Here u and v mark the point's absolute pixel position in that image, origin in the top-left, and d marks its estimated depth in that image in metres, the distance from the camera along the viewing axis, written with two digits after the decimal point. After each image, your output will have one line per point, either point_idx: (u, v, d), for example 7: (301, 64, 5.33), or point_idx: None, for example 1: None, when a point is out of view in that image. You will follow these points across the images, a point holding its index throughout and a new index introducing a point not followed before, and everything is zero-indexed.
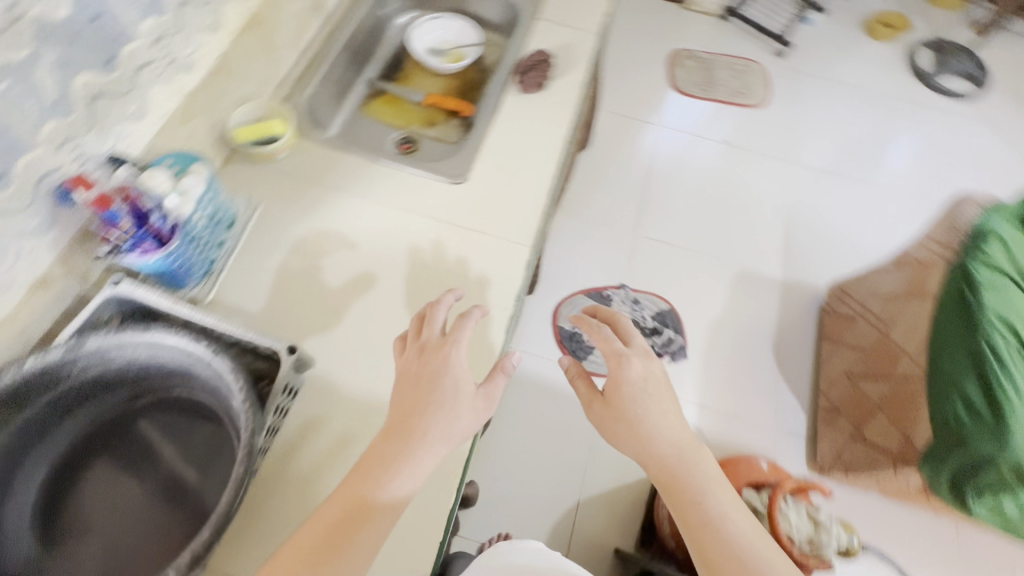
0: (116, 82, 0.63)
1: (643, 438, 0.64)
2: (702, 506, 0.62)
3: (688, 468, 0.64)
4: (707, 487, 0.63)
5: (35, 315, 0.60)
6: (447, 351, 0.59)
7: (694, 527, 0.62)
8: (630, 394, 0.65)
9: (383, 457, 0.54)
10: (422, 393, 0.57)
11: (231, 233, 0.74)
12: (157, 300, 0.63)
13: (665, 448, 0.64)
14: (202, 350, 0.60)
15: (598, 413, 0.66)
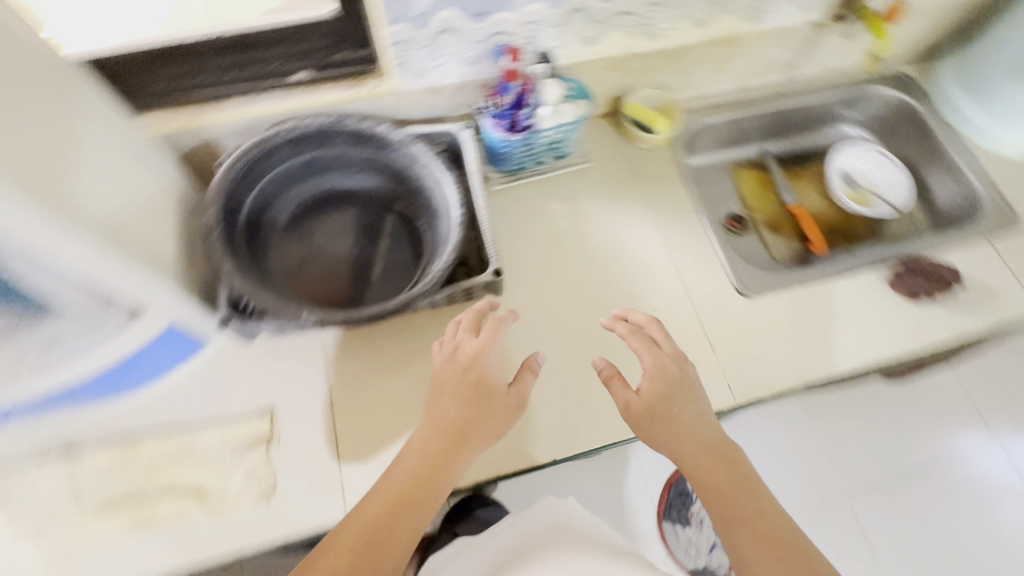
0: (598, 12, 0.69)
1: (690, 437, 0.55)
2: (755, 498, 0.51)
3: (730, 463, 0.54)
4: (758, 499, 0.51)
5: (410, 104, 0.75)
6: (482, 346, 0.60)
7: (743, 523, 0.49)
8: (667, 399, 0.57)
9: (432, 455, 0.54)
10: (463, 394, 0.57)
11: (551, 161, 0.81)
12: (471, 162, 0.73)
13: (703, 458, 0.54)
14: (455, 214, 0.68)
15: (636, 413, 0.58)
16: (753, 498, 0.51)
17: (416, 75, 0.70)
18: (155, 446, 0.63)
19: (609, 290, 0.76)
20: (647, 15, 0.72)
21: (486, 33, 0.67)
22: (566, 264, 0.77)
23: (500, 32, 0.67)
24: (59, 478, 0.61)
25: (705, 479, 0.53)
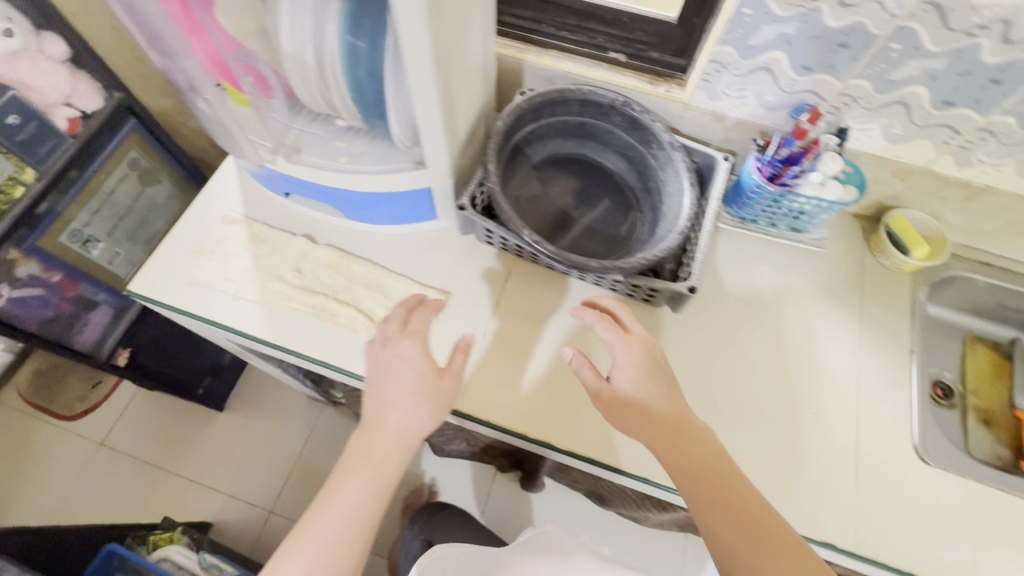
0: (921, 114, 0.66)
1: (654, 420, 0.57)
2: (716, 470, 0.54)
3: (699, 445, 0.56)
4: (731, 483, 0.53)
5: (687, 119, 0.80)
6: (412, 342, 0.63)
7: (716, 502, 0.51)
8: (634, 383, 0.59)
9: (365, 469, 0.56)
10: (394, 380, 0.60)
11: (783, 228, 0.80)
12: (715, 189, 0.74)
13: (666, 444, 0.56)
14: (682, 225, 0.70)
15: (605, 403, 0.60)
16: (726, 480, 0.53)
17: (711, 96, 0.75)
18: (362, 268, 0.78)
19: (774, 368, 0.73)
20: (972, 140, 0.67)
21: (799, 88, 0.69)
22: (744, 322, 0.76)
23: (812, 92, 0.69)
24: (295, 253, 0.79)
25: (677, 468, 0.55)
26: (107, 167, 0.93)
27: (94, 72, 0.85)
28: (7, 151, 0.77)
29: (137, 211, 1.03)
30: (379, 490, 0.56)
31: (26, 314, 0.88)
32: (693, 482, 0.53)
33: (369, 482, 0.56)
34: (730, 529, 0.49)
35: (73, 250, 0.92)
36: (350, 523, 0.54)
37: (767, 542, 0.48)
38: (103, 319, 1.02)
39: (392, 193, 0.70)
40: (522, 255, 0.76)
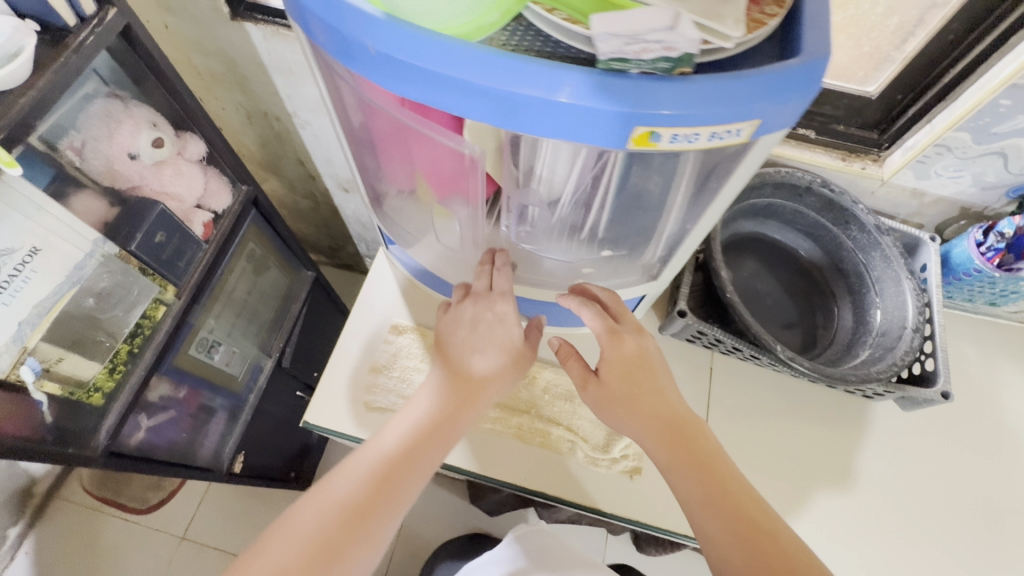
0: None
1: (651, 420, 0.54)
2: (719, 474, 0.52)
3: (701, 442, 0.54)
4: (719, 484, 0.52)
5: (879, 195, 0.76)
6: (501, 301, 0.60)
7: (721, 510, 0.50)
8: (623, 376, 0.55)
9: (441, 415, 0.55)
10: (481, 331, 0.59)
11: (979, 305, 0.77)
12: (933, 276, 0.70)
13: (658, 441, 0.54)
14: (914, 321, 0.66)
15: (591, 397, 0.57)
16: (712, 475, 0.52)
17: (919, 175, 0.71)
18: (554, 377, 0.71)
19: (1004, 459, 0.70)
20: None
21: None
22: (961, 410, 0.73)
23: None
24: None
25: (675, 470, 0.53)
26: (230, 265, 0.84)
27: (226, 169, 0.76)
28: (151, 271, 0.68)
29: (252, 303, 0.94)
30: (442, 437, 0.55)
31: (161, 440, 0.78)
32: (695, 481, 0.52)
33: (427, 418, 0.55)
34: (725, 535, 0.49)
35: (199, 361, 0.83)
36: (409, 462, 0.53)
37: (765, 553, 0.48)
38: (220, 426, 0.92)
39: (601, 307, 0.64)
40: (734, 354, 0.71)
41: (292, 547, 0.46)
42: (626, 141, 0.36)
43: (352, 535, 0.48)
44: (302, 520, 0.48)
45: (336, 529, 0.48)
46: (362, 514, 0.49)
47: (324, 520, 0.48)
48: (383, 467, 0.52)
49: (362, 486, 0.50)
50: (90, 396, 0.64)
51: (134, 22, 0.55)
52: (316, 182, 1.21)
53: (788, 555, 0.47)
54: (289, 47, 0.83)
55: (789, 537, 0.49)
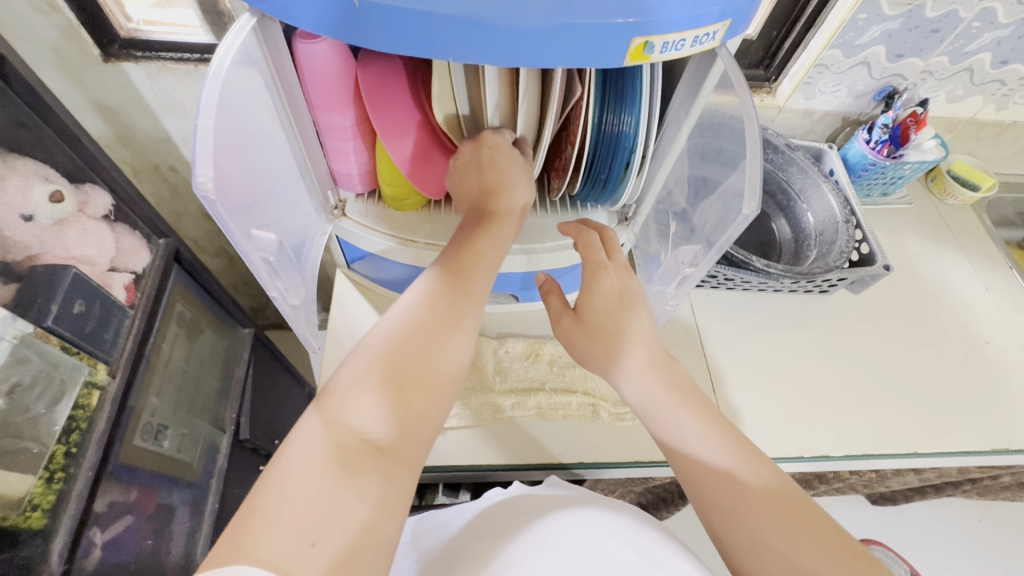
0: (979, 75, 0.80)
1: (633, 357, 0.50)
2: (694, 421, 0.46)
3: (680, 377, 0.50)
4: (707, 438, 0.44)
5: (779, 121, 0.86)
6: (493, 142, 0.51)
7: (698, 474, 0.43)
8: (603, 309, 0.53)
9: (471, 251, 0.47)
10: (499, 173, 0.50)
11: (873, 198, 0.91)
12: (842, 175, 0.80)
13: (654, 398, 0.48)
14: (843, 215, 0.75)
15: (564, 329, 0.55)
16: (693, 413, 0.46)
17: (807, 96, 0.82)
18: (556, 349, 0.70)
19: (940, 313, 0.81)
20: (1013, 87, 0.83)
21: (889, 73, 0.79)
22: (896, 283, 0.84)
23: (897, 75, 0.79)
24: (480, 358, 0.69)
25: (657, 420, 0.48)
26: (160, 333, 0.73)
27: (140, 223, 0.65)
28: (76, 348, 0.57)
29: (193, 373, 0.83)
30: (469, 267, 0.46)
31: (121, 556, 0.65)
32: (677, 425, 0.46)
33: (444, 277, 0.45)
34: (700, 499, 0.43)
35: (149, 451, 0.71)
36: (439, 299, 0.43)
37: (749, 512, 0.40)
38: (185, 523, 0.79)
39: (570, 267, 0.64)
40: (707, 282, 0.76)
41: (347, 433, 0.35)
42: (623, 56, 0.37)
43: (411, 410, 0.37)
44: (346, 405, 0.36)
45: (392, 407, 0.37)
46: (409, 384, 0.38)
47: (367, 393, 0.37)
48: (428, 319, 0.41)
49: (400, 363, 0.39)
50: (29, 519, 0.51)
51: (9, 54, 0.46)
52: (228, 236, 1.10)
53: (784, 502, 0.40)
54: (182, 83, 0.76)
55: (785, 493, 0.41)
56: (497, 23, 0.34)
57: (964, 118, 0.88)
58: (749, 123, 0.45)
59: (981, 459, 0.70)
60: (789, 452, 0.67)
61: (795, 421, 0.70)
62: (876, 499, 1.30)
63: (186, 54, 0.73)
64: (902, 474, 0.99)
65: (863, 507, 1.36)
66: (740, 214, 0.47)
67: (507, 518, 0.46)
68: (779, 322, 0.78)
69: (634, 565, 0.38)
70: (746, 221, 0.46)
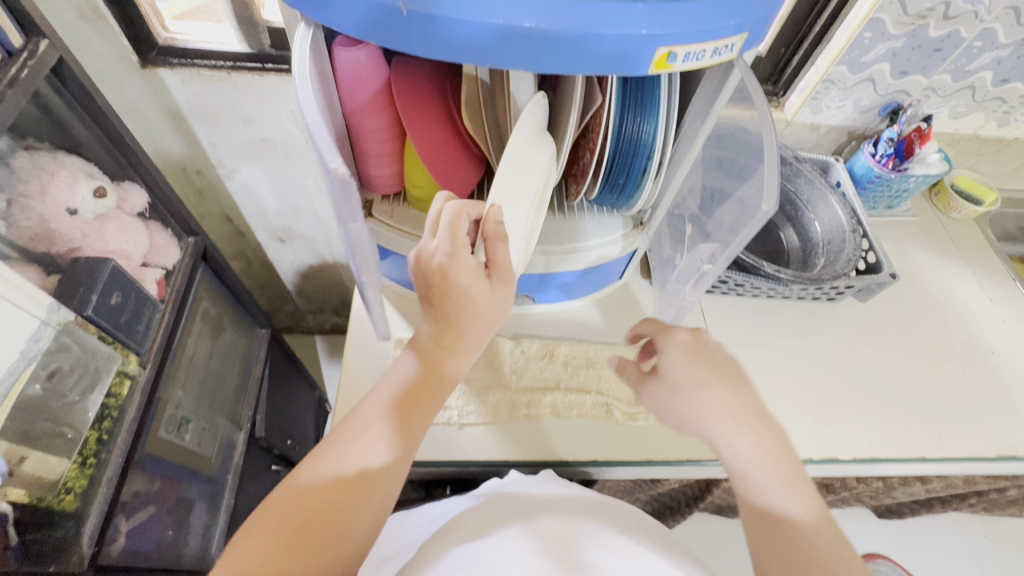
0: (982, 92, 0.83)
1: (731, 408, 0.47)
2: (797, 495, 0.43)
3: (787, 447, 0.46)
4: (788, 497, 0.43)
5: (787, 134, 0.89)
6: (459, 267, 0.45)
7: (784, 537, 0.41)
8: (685, 372, 0.49)
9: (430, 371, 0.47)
10: (458, 299, 0.46)
11: (878, 210, 0.94)
12: (849, 186, 0.83)
13: (730, 438, 0.46)
14: (850, 224, 0.77)
15: (653, 394, 0.53)
16: (793, 488, 0.43)
17: (814, 110, 0.84)
18: (571, 350, 0.72)
19: (945, 322, 0.83)
20: (1014, 105, 0.86)
21: (893, 90, 0.82)
22: (901, 293, 0.86)
23: (902, 91, 0.82)
24: (497, 357, 0.71)
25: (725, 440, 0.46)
26: (187, 328, 0.75)
27: (171, 220, 0.69)
28: (111, 338, 0.59)
29: (214, 369, 0.85)
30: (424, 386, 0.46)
31: (144, 544, 0.66)
32: (742, 440, 0.45)
33: (402, 389, 0.46)
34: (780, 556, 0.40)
35: (172, 443, 0.72)
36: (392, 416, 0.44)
37: (816, 564, 0.39)
38: (202, 518, 0.80)
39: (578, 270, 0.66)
40: (717, 287, 0.78)
41: (300, 497, 0.39)
42: (648, 65, 0.40)
43: (363, 474, 0.41)
44: (312, 462, 0.42)
45: (340, 487, 0.40)
46: (363, 462, 0.42)
47: (305, 504, 0.39)
48: (373, 435, 0.43)
49: (368, 429, 0.43)
50: (62, 501, 0.53)
51: (67, 56, 0.49)
52: (246, 239, 1.12)
53: None
54: (214, 90, 0.79)
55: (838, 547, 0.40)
56: (520, 25, 0.36)
57: (967, 134, 0.91)
58: (766, 132, 0.48)
59: (988, 465, 0.72)
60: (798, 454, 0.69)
61: (803, 424, 0.71)
62: (882, 512, 1.30)
63: (220, 62, 0.76)
64: (908, 485, 1.00)
65: (869, 521, 1.35)
66: (758, 211, 0.49)
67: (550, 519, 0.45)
68: (786, 328, 0.80)
69: None
70: (764, 218, 0.48)
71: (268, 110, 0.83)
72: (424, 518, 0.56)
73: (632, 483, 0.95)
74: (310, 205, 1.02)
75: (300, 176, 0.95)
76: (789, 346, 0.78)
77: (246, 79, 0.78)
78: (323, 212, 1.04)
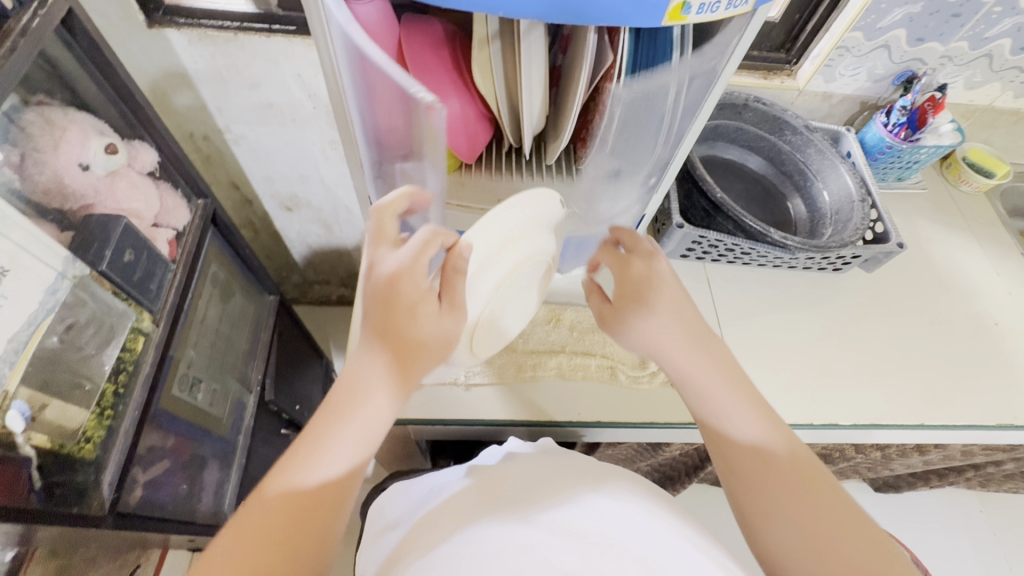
0: (1000, 61, 0.82)
1: (676, 330, 0.50)
2: (745, 412, 0.47)
3: (728, 360, 0.50)
4: (745, 416, 0.46)
5: (798, 104, 0.88)
6: (410, 282, 0.44)
7: (740, 463, 0.45)
8: (626, 303, 0.53)
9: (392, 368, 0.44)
10: (411, 318, 0.44)
11: (888, 181, 0.93)
12: (860, 156, 0.82)
13: (679, 360, 0.50)
14: (860, 193, 0.77)
15: (605, 317, 0.56)
16: (746, 404, 0.47)
17: (827, 79, 0.83)
18: (577, 315, 0.74)
19: (950, 294, 0.83)
20: None
21: (909, 57, 0.80)
22: (908, 264, 0.86)
23: (918, 59, 0.81)
24: None
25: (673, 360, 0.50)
26: (197, 291, 0.76)
27: (181, 181, 0.69)
28: (124, 294, 0.60)
29: (223, 333, 0.86)
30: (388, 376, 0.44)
31: (160, 496, 0.69)
32: (696, 366, 0.49)
33: (365, 380, 0.43)
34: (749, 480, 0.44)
35: (185, 402, 0.74)
36: (353, 413, 0.42)
37: (774, 477, 0.43)
38: (214, 475, 0.83)
39: (590, 233, 0.69)
40: (724, 255, 0.79)
41: (276, 494, 0.39)
42: (661, 15, 0.39)
43: (331, 476, 0.40)
44: (277, 469, 0.41)
45: (301, 509, 0.39)
46: (341, 445, 0.41)
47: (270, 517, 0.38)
48: (336, 437, 0.41)
49: (336, 417, 0.42)
50: (82, 449, 0.55)
51: (76, 7, 0.49)
52: (253, 207, 1.13)
53: (826, 494, 0.42)
54: (220, 51, 0.78)
55: (776, 441, 0.45)
56: None
57: (982, 104, 0.90)
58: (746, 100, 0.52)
59: (986, 433, 0.73)
60: (799, 419, 0.70)
61: (805, 390, 0.72)
62: (879, 485, 1.32)
63: (227, 22, 0.76)
64: (906, 455, 1.01)
65: (867, 493, 1.38)
66: None
67: (548, 477, 0.47)
68: (791, 297, 0.81)
69: (672, 543, 0.39)
70: None
71: (275, 73, 0.82)
72: (423, 487, 0.57)
73: (634, 449, 0.97)
74: (317, 172, 1.02)
75: (307, 142, 0.95)
76: (794, 315, 0.79)
77: (252, 40, 0.77)
78: (330, 180, 1.04)
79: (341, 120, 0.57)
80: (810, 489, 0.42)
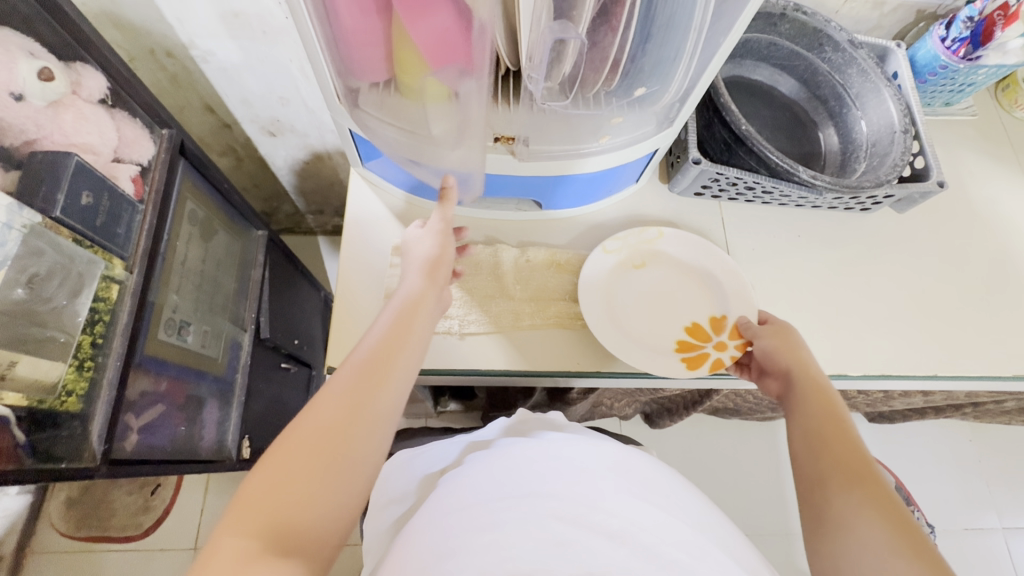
0: None
1: (800, 399, 0.52)
2: (849, 483, 0.43)
3: (847, 432, 0.47)
4: (851, 494, 0.43)
5: (844, 13, 0.76)
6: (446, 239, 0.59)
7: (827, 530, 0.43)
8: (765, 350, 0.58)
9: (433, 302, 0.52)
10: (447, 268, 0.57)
11: (934, 107, 0.83)
12: (907, 77, 0.72)
13: (797, 420, 0.51)
14: (903, 123, 0.68)
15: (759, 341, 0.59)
16: (852, 481, 0.43)
17: None
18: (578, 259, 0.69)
19: (985, 236, 0.77)
20: None
21: None
22: (942, 204, 0.78)
23: None
24: (499, 267, 0.68)
25: (785, 393, 0.55)
26: (173, 232, 0.71)
27: (139, 109, 0.61)
28: (89, 242, 0.55)
29: (208, 273, 0.82)
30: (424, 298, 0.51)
31: (155, 440, 0.69)
32: (799, 430, 0.50)
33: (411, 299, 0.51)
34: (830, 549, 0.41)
35: (174, 345, 0.72)
36: (399, 329, 0.48)
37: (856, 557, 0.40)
38: (214, 414, 0.83)
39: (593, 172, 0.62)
40: (742, 193, 0.72)
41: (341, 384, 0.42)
42: None
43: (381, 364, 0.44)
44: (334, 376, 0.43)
45: (361, 389, 0.42)
46: (380, 342, 0.46)
47: (339, 412, 0.40)
48: (379, 341, 0.46)
49: (390, 335, 0.47)
50: (65, 403, 0.53)
51: None
52: (233, 132, 1.04)
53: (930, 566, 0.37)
54: None
55: (869, 494, 0.42)
56: None
57: None
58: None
59: (999, 384, 0.70)
60: None
61: (817, 340, 0.69)
62: (873, 417, 1.34)
63: None
64: (908, 395, 1.00)
65: (861, 424, 1.40)
66: None
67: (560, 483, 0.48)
68: (812, 240, 0.75)
69: None
70: None
71: None
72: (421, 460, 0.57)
73: (633, 388, 0.96)
74: (298, 94, 0.93)
75: (283, 59, 0.85)
76: (812, 259, 0.73)
77: None
78: (312, 102, 0.95)
79: (298, 25, 0.48)
80: (905, 547, 0.38)
